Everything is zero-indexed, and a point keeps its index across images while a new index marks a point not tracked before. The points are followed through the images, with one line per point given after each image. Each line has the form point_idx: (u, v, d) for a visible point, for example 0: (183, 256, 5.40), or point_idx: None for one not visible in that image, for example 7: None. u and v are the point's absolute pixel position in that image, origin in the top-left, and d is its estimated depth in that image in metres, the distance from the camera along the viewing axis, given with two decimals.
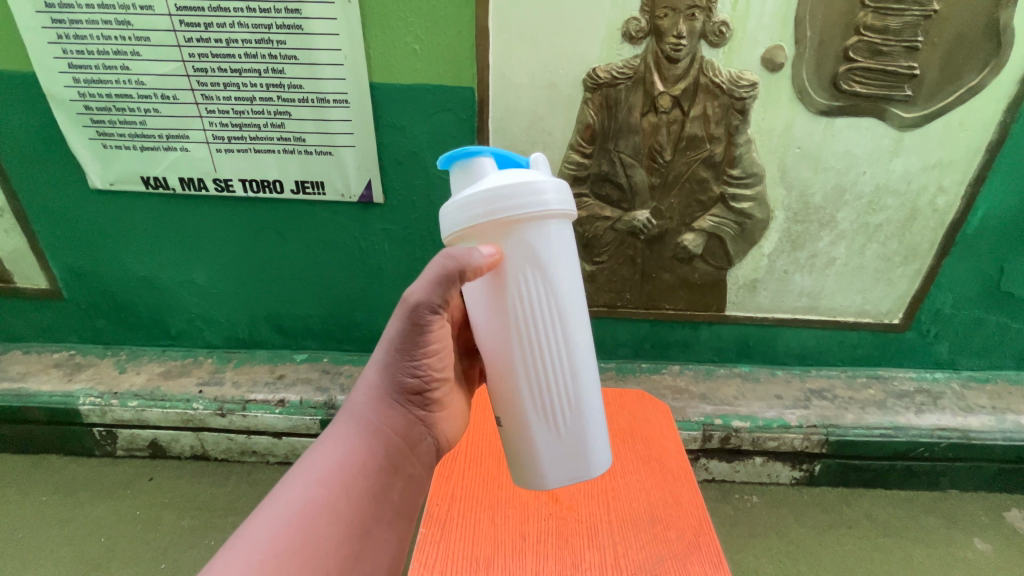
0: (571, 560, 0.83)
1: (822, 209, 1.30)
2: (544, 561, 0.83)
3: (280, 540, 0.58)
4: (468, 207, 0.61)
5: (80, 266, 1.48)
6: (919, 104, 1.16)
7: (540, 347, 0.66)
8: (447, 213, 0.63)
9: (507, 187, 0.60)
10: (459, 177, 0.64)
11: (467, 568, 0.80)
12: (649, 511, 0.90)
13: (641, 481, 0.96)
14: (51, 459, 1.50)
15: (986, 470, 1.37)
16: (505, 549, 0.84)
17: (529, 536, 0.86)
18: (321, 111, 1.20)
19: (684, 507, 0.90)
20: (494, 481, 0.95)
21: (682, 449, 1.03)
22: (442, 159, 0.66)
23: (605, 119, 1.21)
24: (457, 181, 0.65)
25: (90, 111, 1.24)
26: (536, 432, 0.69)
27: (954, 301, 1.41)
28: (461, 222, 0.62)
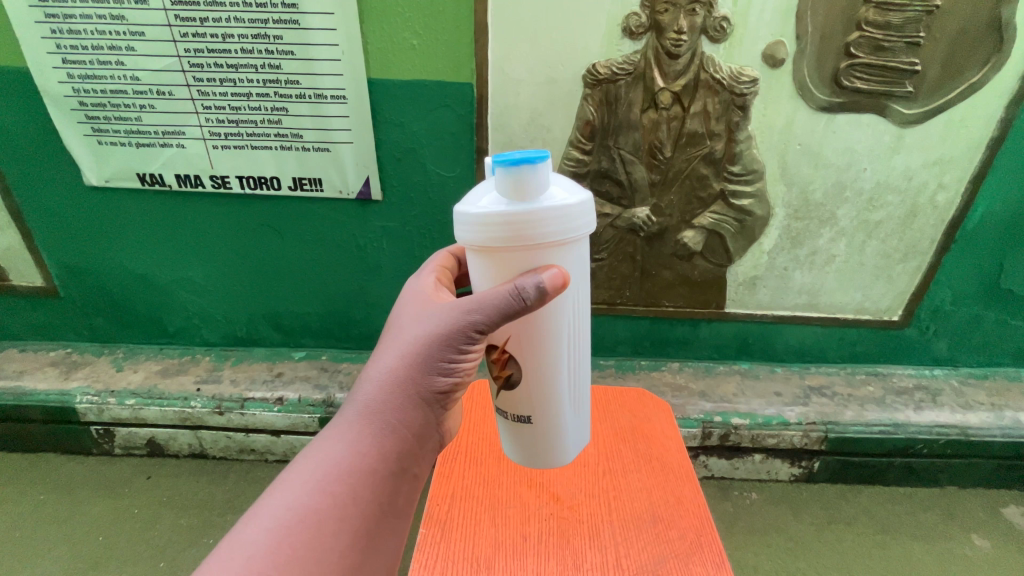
0: (573, 560, 0.80)
1: (823, 206, 1.29)
2: (545, 561, 0.80)
3: (278, 551, 0.55)
4: (517, 228, 0.57)
5: (76, 264, 1.47)
6: (920, 100, 1.15)
7: (578, 339, 0.69)
8: (486, 223, 0.57)
9: (560, 217, 0.58)
10: (510, 183, 0.56)
11: (467, 569, 0.78)
12: (650, 509, 0.87)
13: (643, 480, 0.94)
14: (48, 457, 1.50)
15: (984, 466, 1.37)
16: (505, 549, 0.82)
17: (530, 536, 0.84)
18: (319, 107, 1.19)
19: (687, 506, 0.87)
20: (495, 482, 0.93)
21: (683, 448, 1.00)
22: (499, 159, 0.55)
23: (605, 116, 1.20)
24: (499, 184, 0.57)
25: (85, 107, 1.23)
26: (567, 418, 0.73)
27: (954, 298, 1.41)
28: (503, 240, 0.58)
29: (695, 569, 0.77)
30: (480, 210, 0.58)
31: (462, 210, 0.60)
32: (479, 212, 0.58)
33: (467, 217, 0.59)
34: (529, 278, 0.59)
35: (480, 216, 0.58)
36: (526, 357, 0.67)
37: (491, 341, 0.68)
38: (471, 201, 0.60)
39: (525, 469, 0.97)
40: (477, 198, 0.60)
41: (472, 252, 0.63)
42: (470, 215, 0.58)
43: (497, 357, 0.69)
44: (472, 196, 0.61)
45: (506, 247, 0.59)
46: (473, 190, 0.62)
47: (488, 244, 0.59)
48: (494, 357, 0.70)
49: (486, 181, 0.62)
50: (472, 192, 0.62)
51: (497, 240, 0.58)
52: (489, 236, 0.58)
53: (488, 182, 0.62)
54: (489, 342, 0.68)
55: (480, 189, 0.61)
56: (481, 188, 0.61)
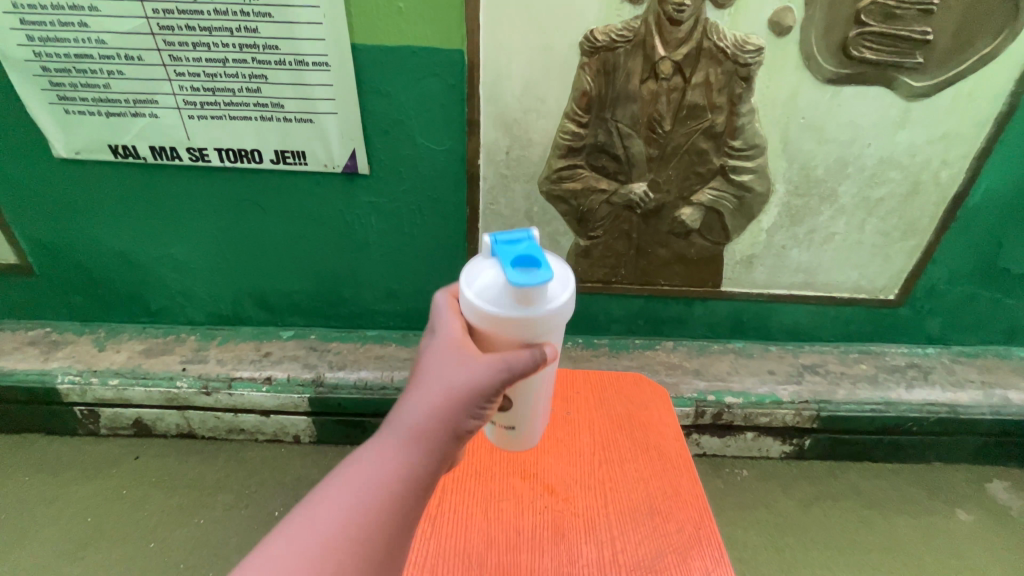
0: (568, 556, 0.77)
1: (824, 182, 1.26)
2: (540, 558, 0.77)
3: None
4: (521, 327, 0.59)
5: (50, 240, 1.41)
6: (929, 73, 1.11)
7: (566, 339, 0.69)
8: (489, 317, 0.59)
9: (561, 316, 0.61)
10: (520, 295, 0.58)
11: (459, 569, 0.75)
12: (648, 500, 0.85)
13: (639, 470, 0.90)
14: (31, 438, 1.47)
15: (972, 443, 1.39)
16: (499, 545, 0.78)
17: (524, 532, 0.81)
18: (300, 75, 1.12)
19: (684, 497, 0.84)
20: (487, 474, 0.89)
21: (681, 435, 0.97)
22: (513, 282, 0.56)
23: (602, 86, 1.15)
24: (509, 292, 0.58)
25: (48, 73, 1.15)
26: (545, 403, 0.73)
27: (950, 277, 1.39)
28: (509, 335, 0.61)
29: (696, 563, 0.74)
30: (486, 304, 0.59)
31: (467, 293, 0.61)
32: (485, 305, 0.59)
33: (472, 305, 0.60)
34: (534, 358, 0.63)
35: (485, 309, 0.59)
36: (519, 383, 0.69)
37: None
38: (475, 285, 0.60)
39: (516, 460, 0.93)
40: (481, 283, 0.60)
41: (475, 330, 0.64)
42: (476, 305, 0.60)
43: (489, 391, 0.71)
44: (475, 279, 0.61)
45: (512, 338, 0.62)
46: (475, 267, 0.61)
47: (489, 331, 0.61)
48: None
49: (489, 261, 0.61)
50: (473, 278, 0.61)
51: (499, 331, 0.61)
52: (491, 326, 0.61)
53: (491, 263, 0.61)
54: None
55: (483, 269, 0.61)
56: (484, 271, 0.61)
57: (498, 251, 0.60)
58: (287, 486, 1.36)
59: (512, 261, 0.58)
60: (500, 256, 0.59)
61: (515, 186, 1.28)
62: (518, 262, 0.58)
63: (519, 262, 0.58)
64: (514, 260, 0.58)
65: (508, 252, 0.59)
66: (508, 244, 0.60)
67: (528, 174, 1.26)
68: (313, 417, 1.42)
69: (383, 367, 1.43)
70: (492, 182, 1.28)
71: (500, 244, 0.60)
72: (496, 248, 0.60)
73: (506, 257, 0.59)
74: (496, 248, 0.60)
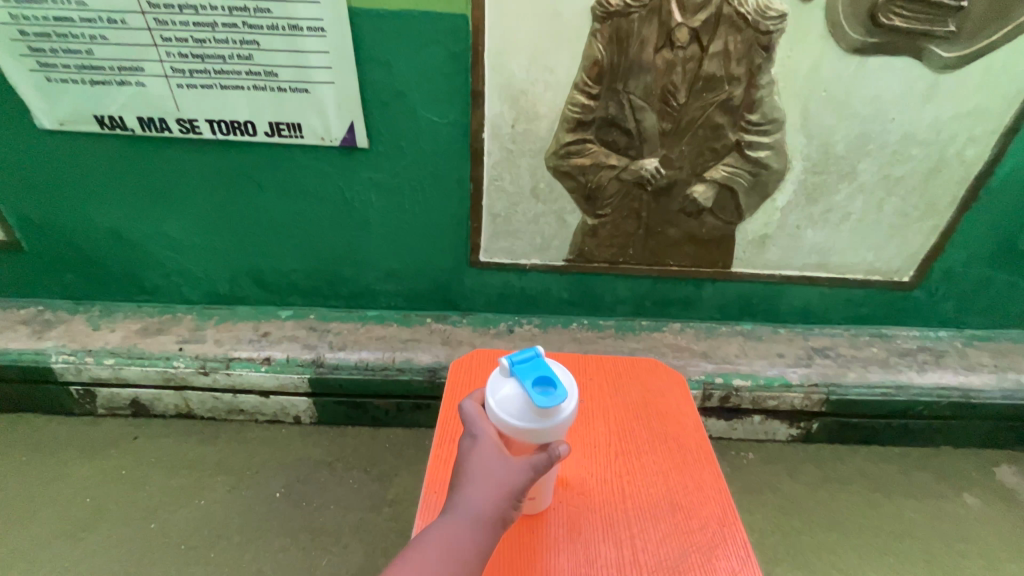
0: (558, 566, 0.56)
1: (843, 159, 1.21)
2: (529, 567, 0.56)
3: None
4: (546, 436, 0.58)
5: (39, 216, 1.36)
6: (959, 43, 1.05)
7: None
8: (517, 433, 0.57)
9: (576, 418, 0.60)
10: (547, 411, 0.56)
11: None
12: (667, 498, 0.63)
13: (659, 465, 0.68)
14: (28, 417, 1.44)
15: (981, 427, 1.37)
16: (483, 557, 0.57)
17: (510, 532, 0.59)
18: (294, 41, 1.06)
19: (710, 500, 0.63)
20: None
21: (703, 423, 0.75)
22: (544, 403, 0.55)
23: (615, 54, 1.08)
24: (535, 409, 0.56)
25: (27, 37, 1.08)
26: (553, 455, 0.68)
27: (967, 259, 1.36)
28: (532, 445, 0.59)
29: (722, 565, 0.57)
30: (514, 422, 0.56)
31: (491, 411, 0.58)
32: (513, 423, 0.56)
33: (497, 421, 0.57)
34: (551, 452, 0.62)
35: (513, 428, 0.56)
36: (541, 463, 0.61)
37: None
38: (499, 403, 0.57)
39: None
40: (505, 402, 0.57)
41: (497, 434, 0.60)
42: (503, 423, 0.57)
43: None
44: (498, 397, 0.58)
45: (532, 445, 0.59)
46: (495, 385, 0.59)
47: (514, 444, 0.59)
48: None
49: (507, 378, 0.59)
50: (495, 394, 0.58)
51: (524, 445, 0.58)
52: (517, 441, 0.58)
53: (511, 380, 0.58)
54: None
55: (503, 386, 0.58)
56: (505, 388, 0.58)
57: (518, 369, 0.58)
58: (288, 467, 1.34)
59: (534, 381, 0.57)
60: (521, 375, 0.58)
61: (520, 162, 1.23)
62: (540, 381, 0.57)
63: (542, 382, 0.57)
64: (536, 380, 0.57)
65: (528, 371, 0.58)
66: (527, 362, 0.59)
67: (535, 149, 1.21)
68: (314, 398, 1.40)
69: (384, 348, 1.40)
70: (497, 157, 1.22)
71: (519, 362, 0.59)
72: (516, 366, 0.58)
73: (529, 376, 0.57)
74: (515, 366, 0.58)
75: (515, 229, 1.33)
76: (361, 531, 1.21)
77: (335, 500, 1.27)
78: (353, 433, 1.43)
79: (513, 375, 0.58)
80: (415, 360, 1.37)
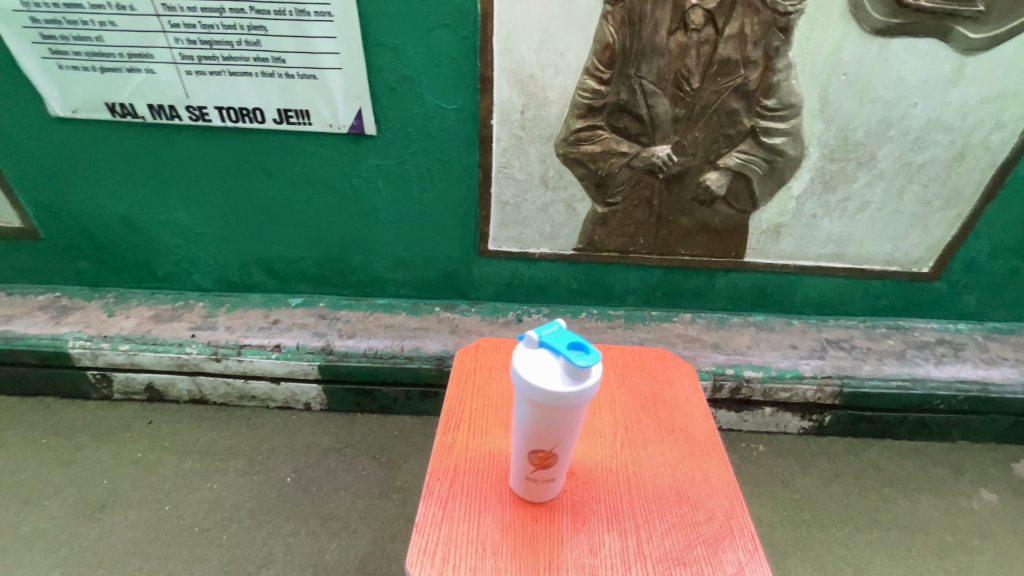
0: (554, 546, 0.55)
1: (863, 146, 1.17)
2: (526, 546, 0.55)
3: None
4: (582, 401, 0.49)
5: (53, 203, 1.38)
6: (989, 23, 1.01)
7: None
8: (551, 394, 0.47)
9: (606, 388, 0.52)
10: (581, 372, 0.47)
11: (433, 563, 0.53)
12: (673, 490, 0.62)
13: (663, 454, 0.66)
14: (47, 401, 1.47)
15: (1000, 422, 1.34)
16: (484, 533, 0.56)
17: (511, 509, 0.58)
18: (301, 26, 1.05)
19: (712, 490, 0.62)
20: (483, 444, 0.65)
21: (711, 416, 0.73)
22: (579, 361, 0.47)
23: (627, 38, 1.06)
24: (568, 369, 0.47)
25: (38, 25, 1.09)
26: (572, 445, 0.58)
27: (991, 250, 1.31)
28: (565, 414, 0.49)
29: (728, 558, 0.55)
30: (563, 392, 0.47)
31: (529, 387, 0.48)
32: (563, 393, 0.47)
33: (541, 394, 0.48)
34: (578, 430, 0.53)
35: (560, 397, 0.47)
36: (576, 437, 0.54)
37: (533, 445, 0.53)
38: (539, 379, 0.47)
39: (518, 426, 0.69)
40: (546, 374, 0.48)
41: (526, 401, 0.50)
42: (549, 394, 0.47)
43: (539, 458, 0.54)
44: (535, 373, 0.48)
45: (562, 417, 0.50)
46: (523, 361, 0.49)
47: (558, 416, 0.50)
48: (534, 459, 0.55)
49: (537, 350, 0.49)
50: (526, 357, 0.49)
51: (572, 413, 0.50)
52: (563, 411, 0.49)
53: (543, 352, 0.49)
54: (531, 446, 0.53)
55: (535, 359, 0.49)
56: (540, 360, 0.48)
57: (548, 337, 0.49)
58: (297, 454, 1.35)
59: (571, 343, 0.48)
60: (554, 342, 0.48)
61: (530, 148, 1.21)
62: (577, 342, 0.48)
63: (578, 342, 0.48)
64: (572, 342, 0.48)
65: (559, 336, 0.49)
66: (553, 328, 0.50)
67: (544, 135, 1.19)
68: (323, 386, 1.41)
69: (393, 336, 1.40)
70: (506, 144, 1.20)
71: (545, 331, 0.49)
72: (543, 336, 0.49)
73: (563, 340, 0.49)
74: (543, 336, 0.49)
75: (523, 217, 1.32)
76: (369, 517, 1.22)
77: (344, 486, 1.28)
78: (362, 420, 1.44)
79: (543, 345, 0.49)
80: (423, 349, 1.37)
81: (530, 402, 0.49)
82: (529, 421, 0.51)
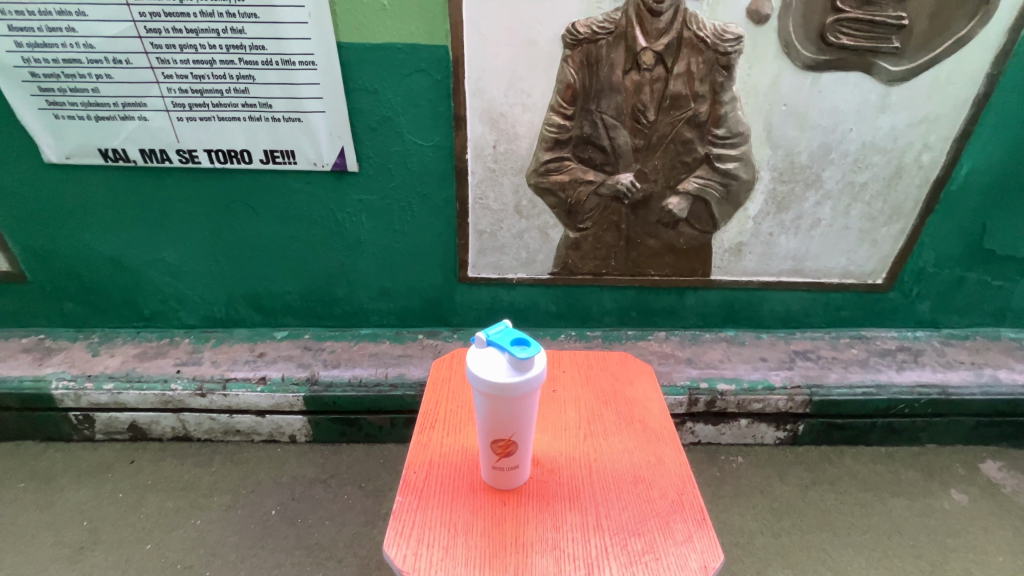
0: (519, 528, 0.58)
1: (808, 168, 1.28)
2: (494, 528, 0.58)
3: None
4: (525, 393, 0.53)
5: (43, 247, 1.41)
6: (907, 56, 1.13)
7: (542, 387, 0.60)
8: (497, 385, 0.52)
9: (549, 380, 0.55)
10: (520, 365, 0.52)
11: (409, 547, 0.56)
12: (629, 473, 0.66)
13: (622, 443, 0.70)
14: (26, 446, 1.46)
15: (964, 424, 1.40)
16: (456, 519, 0.59)
17: (482, 497, 0.61)
18: (287, 74, 1.14)
19: (666, 473, 0.66)
20: (458, 442, 0.69)
21: (668, 409, 0.77)
22: (519, 354, 0.51)
23: (586, 77, 1.16)
24: (510, 362, 0.52)
25: (37, 79, 1.16)
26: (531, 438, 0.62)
27: (937, 259, 1.41)
28: (512, 404, 0.54)
29: (678, 528, 0.59)
30: (510, 382, 0.51)
31: (479, 381, 0.52)
32: (508, 383, 0.52)
33: (490, 386, 0.52)
34: (530, 421, 0.57)
35: (506, 387, 0.52)
36: (532, 426, 0.58)
37: (492, 435, 0.57)
38: (486, 373, 0.52)
39: None
40: (493, 369, 0.52)
41: (479, 395, 0.54)
42: (496, 385, 0.52)
43: (501, 447, 0.58)
44: (482, 368, 0.52)
45: (510, 407, 0.54)
46: (473, 359, 0.53)
47: (510, 405, 0.54)
48: (496, 448, 0.58)
49: (486, 349, 0.54)
50: (479, 355, 0.53)
51: (521, 401, 0.54)
52: (511, 400, 0.53)
53: (491, 350, 0.54)
54: (491, 437, 0.57)
55: (484, 358, 0.53)
56: (487, 357, 0.53)
57: (495, 336, 0.54)
58: (283, 486, 1.35)
59: (514, 339, 0.53)
60: (500, 339, 0.53)
61: (503, 180, 1.29)
62: (520, 337, 0.53)
63: (521, 337, 0.53)
64: (516, 338, 0.53)
65: (504, 334, 0.54)
66: (500, 328, 0.54)
67: (516, 167, 1.27)
68: (308, 417, 1.42)
69: (377, 364, 1.44)
70: (481, 176, 1.29)
71: (492, 331, 0.54)
72: (491, 336, 0.54)
73: (508, 338, 0.53)
74: (490, 336, 0.54)
75: (500, 245, 1.39)
76: (356, 545, 1.22)
77: (329, 516, 1.28)
78: (348, 450, 1.45)
79: (491, 344, 0.53)
80: (407, 375, 1.40)
81: (482, 395, 0.53)
82: (484, 412, 0.55)
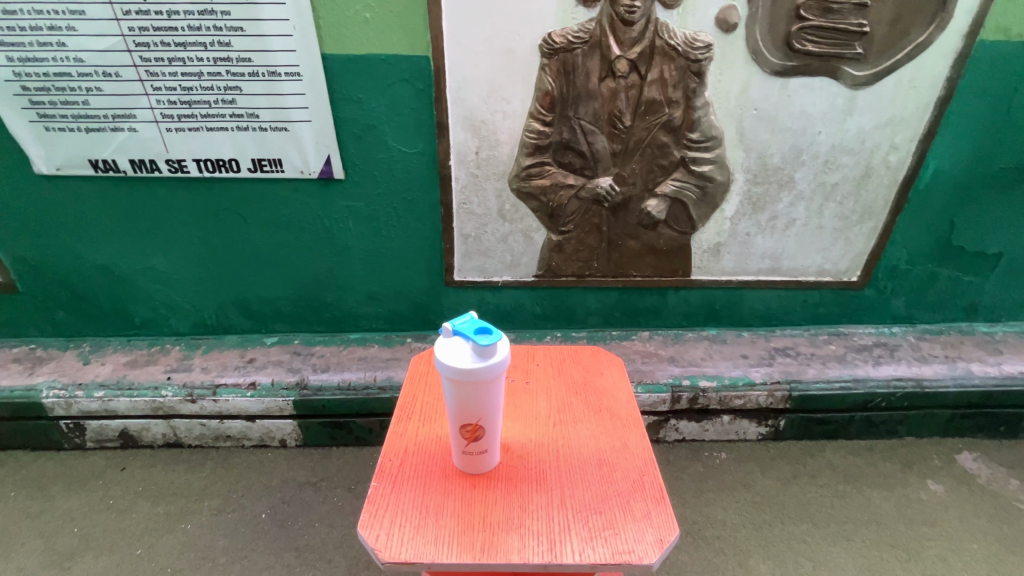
0: (487, 510, 0.61)
1: (781, 169, 1.32)
2: (463, 510, 0.61)
3: None
4: (489, 377, 0.56)
5: (33, 257, 1.43)
6: (869, 62, 1.18)
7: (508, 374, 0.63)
8: (462, 370, 0.55)
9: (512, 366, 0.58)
10: (483, 351, 0.55)
11: (381, 527, 0.58)
12: (595, 456, 0.69)
13: (589, 430, 0.73)
14: (17, 455, 1.47)
15: (940, 416, 1.44)
16: (427, 502, 0.62)
17: (453, 481, 0.64)
18: (273, 85, 1.17)
19: (629, 456, 0.69)
20: (433, 431, 0.71)
21: (635, 398, 0.80)
22: (483, 341, 0.54)
23: (563, 85, 1.20)
24: (474, 349, 0.55)
25: (28, 92, 1.19)
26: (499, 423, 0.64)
27: (909, 257, 1.46)
28: (476, 389, 0.57)
29: (637, 506, 0.62)
30: (473, 367, 0.54)
31: (446, 368, 0.55)
32: (473, 368, 0.55)
33: (456, 372, 0.55)
34: (496, 407, 0.60)
35: (470, 372, 0.55)
36: (499, 411, 0.61)
37: (461, 421, 0.60)
38: (452, 359, 0.55)
39: None
40: (458, 355, 0.55)
41: (447, 381, 0.57)
42: (461, 370, 0.55)
43: (469, 432, 0.61)
44: (449, 355, 0.55)
45: (475, 391, 0.57)
46: (440, 347, 0.56)
47: (475, 390, 0.57)
48: (465, 434, 0.61)
49: (453, 338, 0.57)
50: (446, 343, 0.56)
51: (485, 386, 0.57)
52: (476, 385, 0.56)
53: (457, 339, 0.57)
54: (460, 422, 0.60)
55: (451, 346, 0.56)
56: (454, 346, 0.56)
57: (461, 326, 0.57)
58: (273, 490, 1.37)
59: (478, 328, 0.56)
60: (466, 329, 0.56)
61: (486, 185, 1.33)
62: (483, 326, 0.56)
63: (485, 327, 0.56)
64: (480, 327, 0.56)
65: (470, 324, 0.57)
66: (466, 319, 0.57)
67: (499, 172, 1.31)
68: (298, 421, 1.44)
69: (366, 367, 1.46)
70: (464, 182, 1.32)
71: (459, 322, 0.57)
72: (457, 326, 0.57)
73: (473, 327, 0.56)
74: (457, 326, 0.57)
75: (485, 249, 1.42)
76: (345, 545, 1.23)
77: (319, 518, 1.29)
78: (338, 453, 1.47)
79: (457, 334, 0.57)
80: (396, 378, 1.42)
81: (450, 381, 0.56)
82: (452, 398, 0.58)
